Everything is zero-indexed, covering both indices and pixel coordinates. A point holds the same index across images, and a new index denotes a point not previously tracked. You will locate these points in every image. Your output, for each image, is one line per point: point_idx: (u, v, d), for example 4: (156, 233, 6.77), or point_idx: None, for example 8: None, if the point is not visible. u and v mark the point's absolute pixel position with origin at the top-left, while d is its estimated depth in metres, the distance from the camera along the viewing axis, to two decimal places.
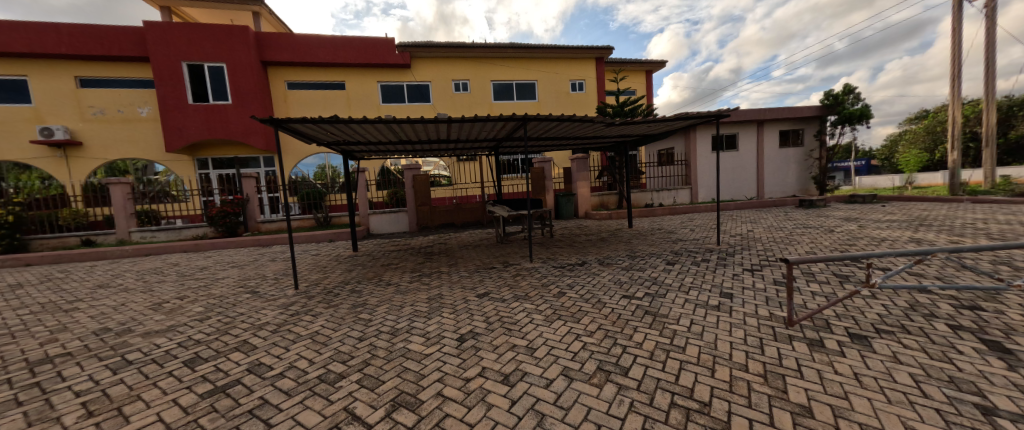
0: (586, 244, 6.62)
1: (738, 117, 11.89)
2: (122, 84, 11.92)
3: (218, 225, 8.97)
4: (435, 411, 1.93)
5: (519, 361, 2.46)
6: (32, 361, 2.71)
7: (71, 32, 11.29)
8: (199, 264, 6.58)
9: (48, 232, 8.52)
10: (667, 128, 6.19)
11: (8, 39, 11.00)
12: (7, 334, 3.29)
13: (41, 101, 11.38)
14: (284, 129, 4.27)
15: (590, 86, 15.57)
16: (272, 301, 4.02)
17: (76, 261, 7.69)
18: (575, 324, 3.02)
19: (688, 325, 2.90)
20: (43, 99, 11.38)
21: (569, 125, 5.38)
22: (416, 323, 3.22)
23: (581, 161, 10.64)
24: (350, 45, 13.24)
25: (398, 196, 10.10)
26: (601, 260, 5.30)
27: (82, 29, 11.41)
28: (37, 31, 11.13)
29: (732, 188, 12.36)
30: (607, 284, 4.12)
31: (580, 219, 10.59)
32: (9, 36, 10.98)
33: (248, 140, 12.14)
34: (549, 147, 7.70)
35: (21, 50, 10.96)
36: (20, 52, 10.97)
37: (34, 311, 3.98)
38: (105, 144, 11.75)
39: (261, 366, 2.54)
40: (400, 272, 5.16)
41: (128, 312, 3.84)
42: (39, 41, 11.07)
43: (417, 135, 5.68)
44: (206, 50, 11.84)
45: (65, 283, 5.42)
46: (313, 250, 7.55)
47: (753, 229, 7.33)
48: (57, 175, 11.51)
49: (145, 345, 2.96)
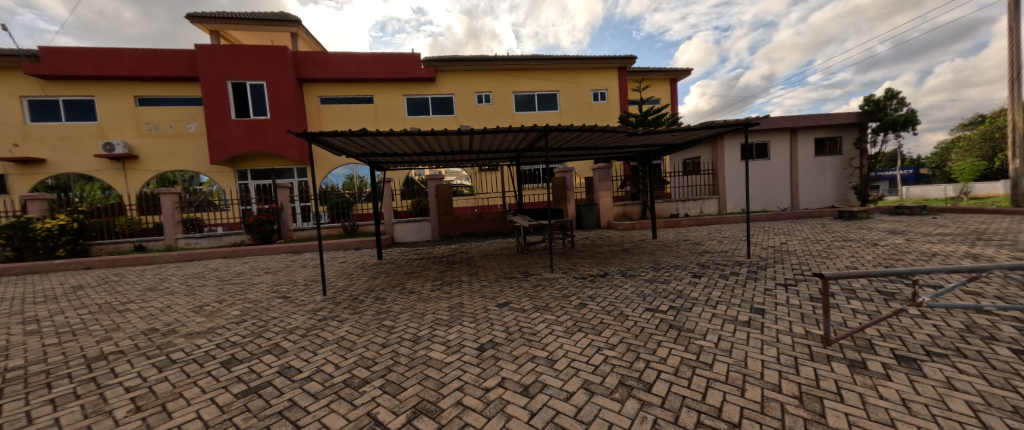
0: (608, 255, 6.49)
1: (769, 124, 11.48)
2: (174, 102, 12.92)
3: (255, 232, 9.45)
4: (455, 419, 1.96)
5: (538, 372, 2.44)
6: (89, 357, 2.94)
7: (134, 56, 12.36)
8: (237, 270, 6.91)
9: (106, 238, 9.23)
10: (694, 137, 6.01)
11: (78, 61, 12.09)
12: (69, 331, 3.59)
13: (104, 118, 12.43)
14: (317, 143, 4.45)
15: (612, 95, 15.43)
16: (302, 306, 4.18)
17: (129, 265, 8.30)
18: (597, 337, 2.97)
19: (716, 341, 2.79)
20: (106, 116, 12.43)
21: (591, 135, 5.30)
22: (438, 331, 3.25)
23: (603, 170, 10.53)
24: (380, 61, 13.73)
25: (421, 206, 10.26)
26: (624, 271, 5.20)
27: (144, 53, 12.46)
28: (106, 56, 12.25)
29: (763, 199, 11.83)
30: (630, 296, 4.02)
31: (602, 229, 10.43)
32: (79, 60, 12.09)
33: (284, 153, 12.84)
34: (571, 157, 7.63)
35: (89, 73, 12.06)
36: (88, 74, 12.06)
37: (92, 311, 4.32)
38: (158, 156, 12.71)
39: (290, 369, 2.64)
40: (423, 280, 5.25)
41: (173, 314, 4.10)
42: (106, 64, 12.17)
43: (441, 146, 5.80)
44: (249, 69, 12.62)
45: (119, 286, 5.87)
46: (340, 258, 7.78)
47: (787, 242, 6.98)
48: (115, 186, 12.49)
49: (187, 345, 3.14)
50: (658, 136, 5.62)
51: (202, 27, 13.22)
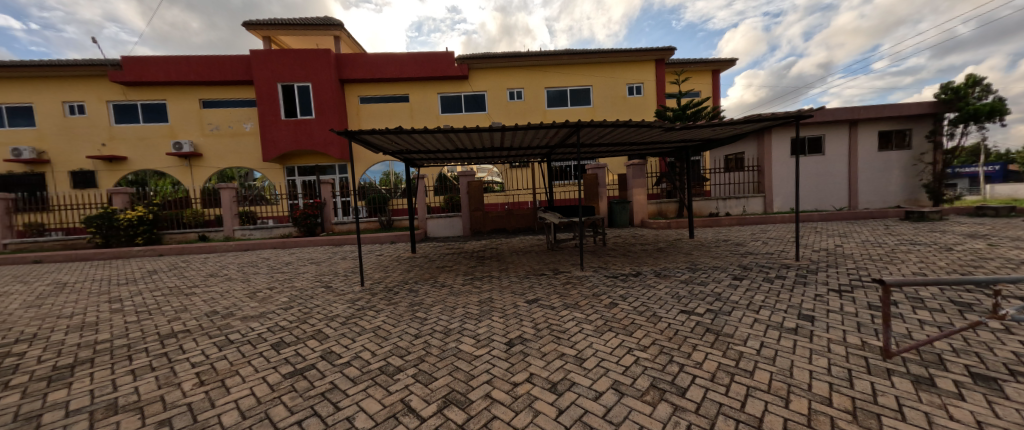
0: (641, 254, 6.30)
1: (824, 117, 10.59)
2: (232, 104, 14.04)
3: (301, 225, 10.13)
4: (483, 411, 1.99)
5: (567, 370, 2.43)
6: (162, 334, 3.30)
7: (198, 63, 13.53)
8: (285, 259, 7.44)
9: (176, 228, 10.21)
10: (737, 131, 5.68)
11: (152, 69, 13.40)
12: (146, 310, 4.05)
13: (174, 119, 13.72)
14: (357, 140, 4.68)
15: (649, 89, 14.87)
16: (342, 296, 4.43)
17: (195, 253, 9.19)
18: (628, 337, 2.90)
19: (758, 348, 2.63)
20: (175, 118, 13.72)
21: (626, 130, 5.14)
22: (468, 325, 3.32)
23: (637, 167, 10.24)
24: (415, 60, 14.10)
25: (453, 202, 10.50)
26: (658, 271, 5.03)
27: (206, 60, 13.60)
28: (174, 63, 13.49)
29: (815, 198, 10.98)
30: (663, 297, 3.89)
31: (635, 227, 10.17)
32: (153, 67, 13.40)
33: (327, 150, 13.58)
34: (604, 153, 7.46)
35: (162, 79, 13.36)
36: (160, 80, 13.37)
37: (164, 293, 4.84)
38: (219, 154, 13.91)
39: (332, 354, 2.81)
40: (454, 274, 5.38)
41: (231, 298, 4.50)
42: (174, 70, 13.42)
43: (474, 143, 5.90)
44: (297, 72, 13.44)
45: (186, 271, 6.53)
46: (377, 251, 8.15)
47: (842, 245, 6.42)
48: (183, 181, 13.78)
49: (243, 327, 3.44)
50: (697, 130, 5.35)
51: (256, 33, 14.23)
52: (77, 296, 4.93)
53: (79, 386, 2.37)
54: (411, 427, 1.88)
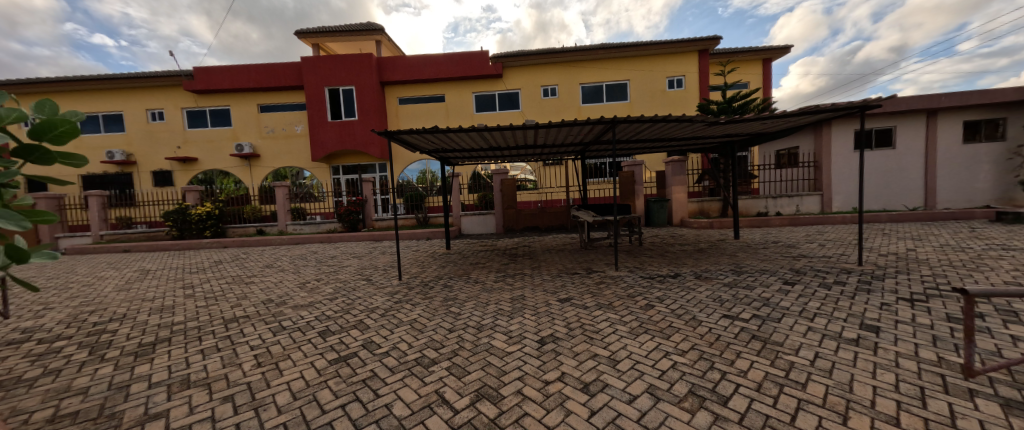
0: (680, 254, 6.05)
1: (895, 106, 9.54)
2: (285, 108, 15.16)
3: (345, 221, 10.68)
4: (515, 408, 2.01)
5: (600, 371, 2.38)
6: (226, 318, 3.66)
7: (257, 71, 14.71)
8: (331, 253, 7.95)
9: (238, 222, 11.14)
10: (790, 124, 5.27)
11: (217, 77, 14.70)
12: (212, 297, 4.51)
13: (237, 124, 15.04)
14: (396, 141, 4.90)
15: (690, 82, 14.20)
16: (382, 289, 4.66)
17: (253, 245, 10.05)
18: (665, 340, 2.80)
19: (811, 358, 2.44)
20: (237, 122, 15.03)
21: (665, 125, 4.92)
22: (500, 321, 3.37)
23: (677, 164, 9.83)
24: (451, 60, 14.42)
25: (487, 199, 10.66)
26: (698, 273, 4.81)
27: (263, 67, 14.74)
28: (235, 72, 14.72)
29: (883, 197, 9.95)
30: (704, 300, 3.71)
31: (674, 227, 9.78)
32: (218, 76, 14.69)
33: (369, 150, 14.32)
34: (641, 149, 7.21)
35: (226, 87, 14.66)
36: (224, 88, 14.68)
37: (228, 282, 5.36)
38: (274, 155, 15.07)
39: (372, 344, 2.96)
40: (487, 271, 5.47)
41: (284, 287, 4.89)
42: (236, 78, 14.68)
43: (507, 141, 5.95)
44: (342, 76, 14.25)
45: (247, 262, 7.18)
46: (414, 246, 8.48)
47: (915, 249, 5.76)
48: (244, 179, 15.07)
49: (294, 315, 3.72)
50: (744, 124, 5.01)
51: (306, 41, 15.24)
52: (158, 281, 5.59)
53: (160, 362, 2.68)
54: (446, 418, 1.93)
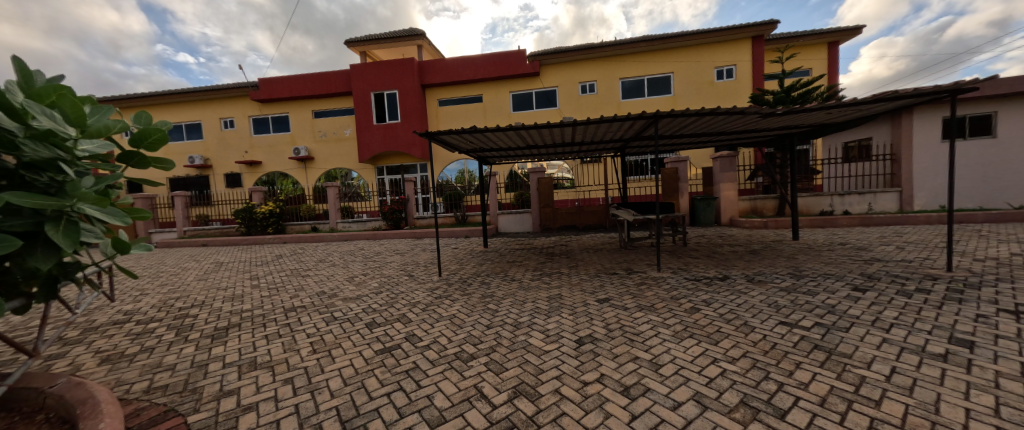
0: (729, 256, 5.69)
1: (996, 88, 8.29)
2: (337, 113, 16.26)
3: (389, 219, 11.29)
4: (553, 406, 2.00)
5: (641, 375, 2.30)
6: (286, 308, 4.00)
7: (311, 79, 15.91)
8: (377, 249, 8.44)
9: (296, 219, 12.15)
10: (861, 113, 4.76)
11: (276, 87, 16.03)
12: (274, 288, 4.97)
13: (295, 129, 16.30)
14: (436, 141, 5.10)
15: (742, 72, 13.33)
16: (423, 284, 4.86)
17: (308, 241, 10.92)
18: (713, 346, 2.64)
19: (887, 374, 2.17)
20: (295, 128, 16.30)
21: (713, 118, 4.65)
22: (537, 319, 3.37)
23: (726, 159, 9.29)
24: (489, 61, 14.65)
25: (523, 198, 10.71)
26: (750, 276, 4.50)
27: (317, 76, 15.90)
28: (292, 81, 15.98)
29: (979, 193, 8.66)
30: (757, 305, 3.46)
31: (722, 227, 9.26)
32: (277, 86, 16.02)
33: (411, 151, 15.02)
34: (685, 144, 6.87)
35: (285, 95, 15.99)
36: (283, 97, 16.01)
37: (287, 274, 5.89)
38: (327, 157, 16.22)
39: (414, 337, 3.10)
40: (524, 269, 5.51)
41: (335, 281, 5.26)
42: (294, 87, 15.96)
43: (544, 139, 5.94)
44: (387, 82, 15.05)
45: (303, 257, 7.84)
46: (453, 244, 8.76)
47: (1022, 253, 4.96)
48: (301, 180, 16.31)
49: (344, 307, 3.98)
50: (804, 114, 4.59)
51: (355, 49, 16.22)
52: (230, 273, 6.27)
53: (232, 344, 3.00)
54: (484, 412, 1.97)
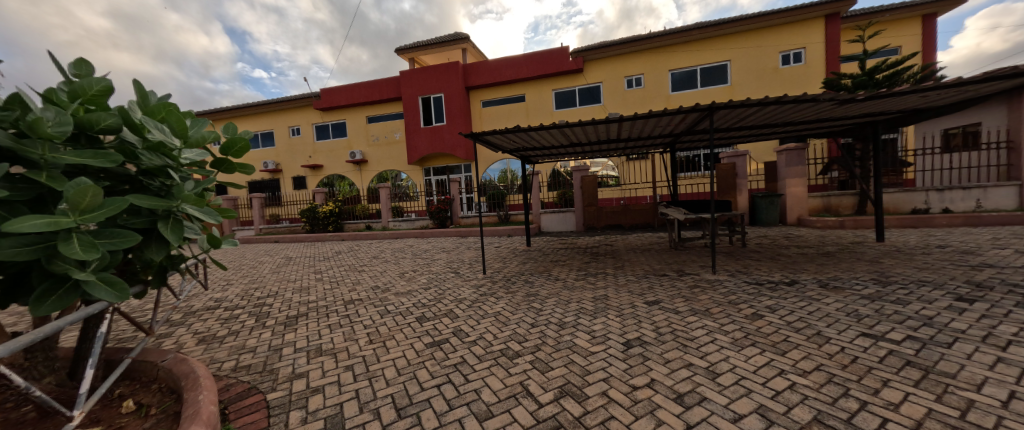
0: (796, 259, 5.19)
1: None
2: (388, 118, 17.27)
3: (436, 218, 11.81)
4: (601, 409, 1.95)
5: (696, 383, 2.18)
6: (345, 300, 4.33)
7: (365, 87, 17.04)
8: (425, 247, 8.85)
9: (353, 218, 13.07)
10: (968, 94, 4.09)
11: (334, 96, 17.37)
12: (335, 281, 5.41)
13: (352, 135, 17.50)
14: (481, 142, 5.23)
15: (813, 55, 12.16)
16: (468, 281, 5.01)
17: (363, 239, 11.74)
18: (779, 357, 2.42)
19: (1006, 399, 1.84)
20: (352, 133, 17.49)
21: (777, 108, 4.28)
22: (582, 320, 3.32)
23: (794, 152, 8.55)
24: (532, 60, 14.70)
25: (566, 197, 10.63)
26: (823, 281, 4.06)
27: (370, 84, 17.01)
28: (349, 90, 17.20)
29: None
30: (833, 314, 3.11)
31: (787, 226, 8.53)
32: (335, 94, 17.34)
33: (456, 152, 15.56)
34: (744, 136, 6.40)
35: (342, 103, 17.26)
36: (340, 104, 17.30)
37: (345, 269, 6.38)
38: (380, 159, 17.21)
39: (461, 332, 3.19)
40: (568, 269, 5.45)
41: (387, 276, 5.60)
42: (350, 95, 17.19)
43: (588, 137, 5.85)
44: (434, 86, 15.73)
45: (359, 253, 8.44)
46: (497, 242, 8.94)
47: None
48: (357, 181, 17.47)
49: (396, 301, 4.22)
50: (890, 99, 4.07)
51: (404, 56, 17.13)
52: (297, 266, 6.93)
53: (300, 332, 3.30)
54: (531, 410, 1.97)
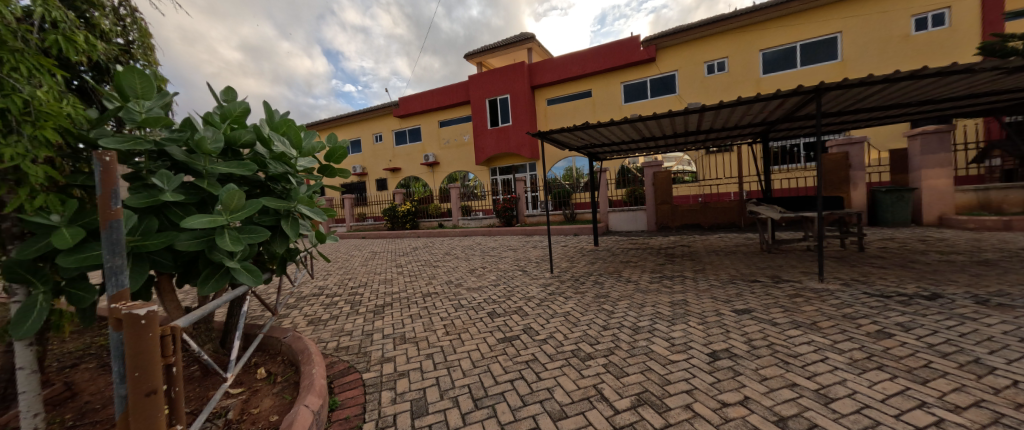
0: (936, 268, 4.27)
1: None
2: (456, 121, 18.22)
3: (502, 216, 12.20)
4: (684, 423, 1.83)
5: (802, 406, 1.92)
6: (423, 293, 4.68)
7: (436, 93, 18.21)
8: (493, 245, 9.19)
9: (428, 217, 14.14)
10: None
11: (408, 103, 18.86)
12: (413, 275, 5.88)
13: (427, 139, 18.77)
14: (549, 140, 5.25)
15: (961, 15, 9.98)
16: (537, 280, 5.07)
17: (434, 236, 12.58)
18: (918, 386, 2.01)
19: None
20: (427, 138, 18.76)
21: (912, 84, 3.58)
22: (659, 325, 3.15)
23: (936, 136, 7.09)
24: (600, 53, 14.28)
25: (636, 194, 10.16)
26: (981, 297, 3.26)
27: (440, 90, 18.13)
28: (422, 96, 18.53)
29: None
30: (998, 338, 2.49)
31: (922, 227, 7.15)
32: (410, 102, 18.80)
33: (521, 151, 15.81)
34: (862, 119, 5.47)
35: (415, 109, 18.65)
36: (413, 110, 18.71)
37: (421, 264, 6.91)
38: (450, 161, 18.19)
39: (532, 330, 3.24)
40: (640, 271, 5.20)
41: (460, 272, 5.93)
42: (422, 101, 18.50)
43: (663, 130, 5.51)
44: (500, 88, 16.19)
45: (433, 249, 9.09)
46: (563, 241, 8.92)
47: None
48: (431, 181, 18.64)
49: (468, 296, 4.44)
50: None
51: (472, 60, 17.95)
52: (380, 260, 7.70)
53: (387, 320, 3.65)
54: (607, 415, 1.93)
